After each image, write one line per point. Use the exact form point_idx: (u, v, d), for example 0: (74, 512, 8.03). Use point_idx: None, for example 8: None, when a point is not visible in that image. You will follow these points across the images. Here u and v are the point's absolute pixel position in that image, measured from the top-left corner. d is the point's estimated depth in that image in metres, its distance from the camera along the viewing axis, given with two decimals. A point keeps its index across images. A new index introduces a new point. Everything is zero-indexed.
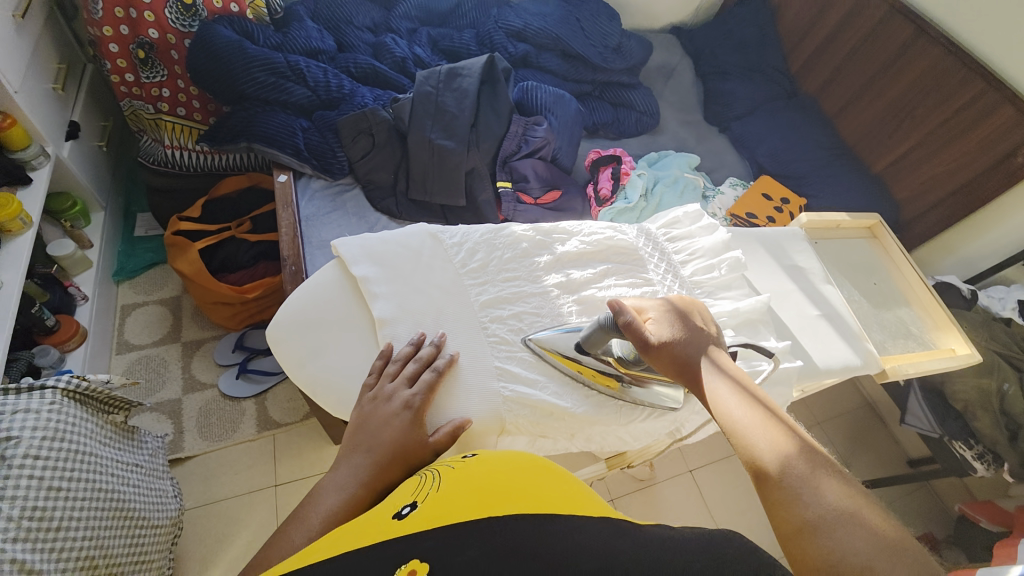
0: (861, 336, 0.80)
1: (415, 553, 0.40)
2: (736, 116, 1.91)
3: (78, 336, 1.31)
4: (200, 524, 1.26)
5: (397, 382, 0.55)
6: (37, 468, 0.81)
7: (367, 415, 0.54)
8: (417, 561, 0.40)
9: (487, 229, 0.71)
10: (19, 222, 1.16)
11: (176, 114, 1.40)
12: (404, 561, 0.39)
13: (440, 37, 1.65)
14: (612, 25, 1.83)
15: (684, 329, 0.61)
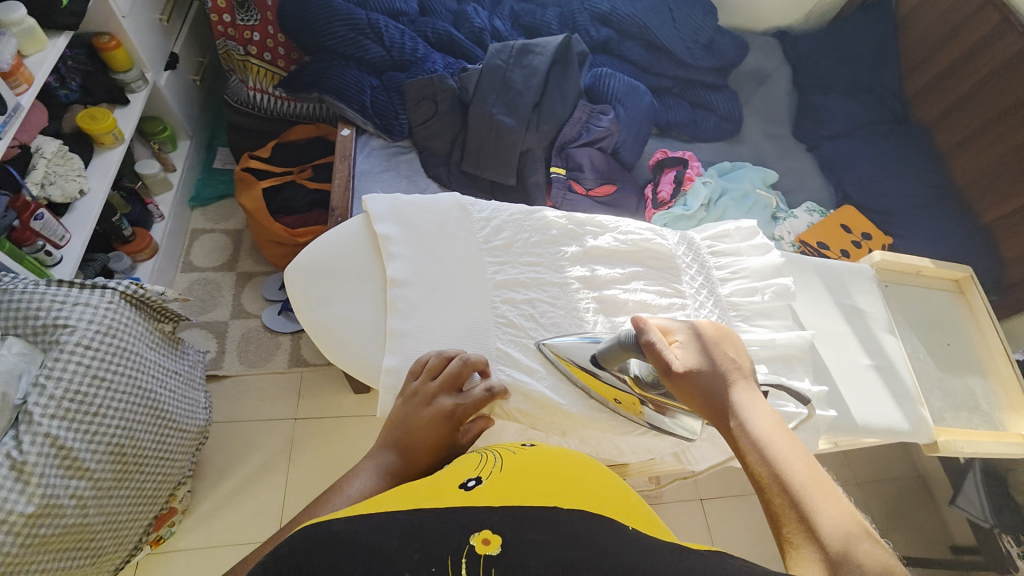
0: (917, 400, 0.71)
1: (487, 523, 0.42)
2: (829, 135, 1.74)
3: (149, 250, 1.42)
4: (224, 439, 1.36)
5: (438, 384, 0.53)
6: (86, 357, 0.88)
7: (408, 419, 0.52)
8: (490, 531, 0.42)
9: (519, 210, 0.68)
10: (112, 137, 1.29)
11: (262, 58, 1.45)
12: (476, 529, 0.42)
13: (523, 12, 1.62)
14: (706, 20, 1.71)
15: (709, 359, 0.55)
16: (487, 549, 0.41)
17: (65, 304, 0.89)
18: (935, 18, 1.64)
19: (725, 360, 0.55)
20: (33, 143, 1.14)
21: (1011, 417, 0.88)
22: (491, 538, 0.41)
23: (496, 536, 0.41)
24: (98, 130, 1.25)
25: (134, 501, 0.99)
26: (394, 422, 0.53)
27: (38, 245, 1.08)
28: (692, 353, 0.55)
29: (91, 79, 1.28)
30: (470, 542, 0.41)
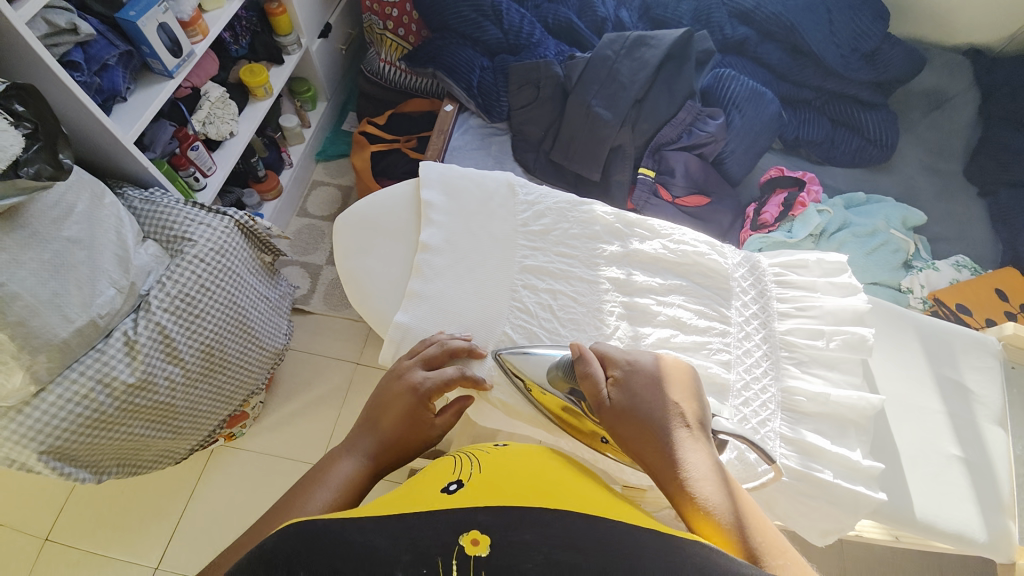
0: (1007, 511, 0.61)
1: (472, 523, 0.42)
2: (1011, 181, 1.39)
3: (274, 192, 1.65)
4: (300, 366, 1.55)
5: (415, 361, 0.54)
6: (199, 267, 1.07)
7: (389, 400, 0.53)
8: (477, 531, 0.41)
9: (567, 200, 0.66)
10: (263, 91, 1.53)
11: (396, 33, 1.58)
12: (462, 531, 0.41)
13: (654, 3, 1.52)
14: (874, 25, 1.45)
15: (650, 397, 0.50)
16: (476, 550, 0.40)
17: (194, 222, 1.10)
18: None
19: (661, 402, 0.50)
20: (203, 87, 1.39)
21: None
22: (480, 538, 0.41)
23: (483, 535, 0.41)
24: (253, 83, 1.49)
25: (213, 397, 1.17)
26: (375, 407, 0.54)
27: (190, 171, 1.33)
28: (634, 386, 0.51)
29: (257, 39, 1.53)
30: (459, 543, 0.40)
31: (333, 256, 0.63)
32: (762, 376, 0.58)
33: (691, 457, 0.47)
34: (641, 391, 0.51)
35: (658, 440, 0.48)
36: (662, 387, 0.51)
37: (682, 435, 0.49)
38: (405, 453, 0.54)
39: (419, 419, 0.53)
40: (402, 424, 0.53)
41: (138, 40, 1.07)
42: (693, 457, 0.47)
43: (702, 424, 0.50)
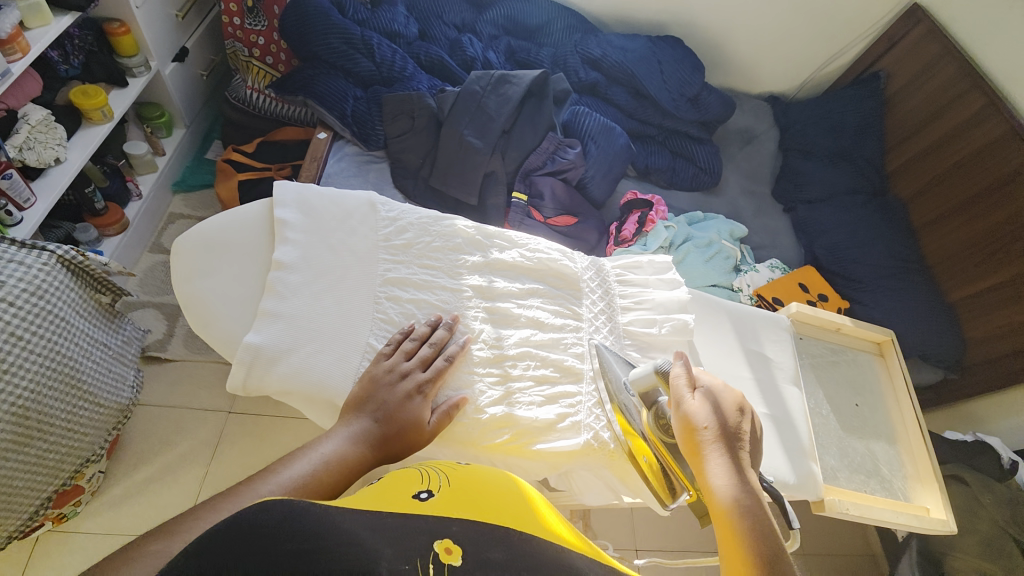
0: (808, 455, 0.74)
1: (446, 532, 0.45)
2: (806, 200, 1.73)
3: (119, 226, 1.46)
4: (156, 422, 1.35)
5: (413, 362, 0.57)
6: (8, 314, 0.90)
7: (383, 389, 0.56)
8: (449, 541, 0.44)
9: (429, 215, 0.69)
10: (101, 114, 1.36)
11: (263, 61, 1.53)
12: (437, 538, 0.44)
13: (518, 48, 1.67)
14: (694, 76, 1.75)
15: (721, 416, 0.55)
16: (450, 559, 0.42)
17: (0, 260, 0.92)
18: (921, 100, 1.63)
19: (726, 423, 0.55)
20: (22, 109, 1.22)
21: (915, 488, 0.84)
22: (453, 548, 0.43)
23: (457, 545, 0.44)
24: (87, 106, 1.32)
25: (32, 470, 0.97)
26: (362, 392, 0.55)
27: None
28: (709, 400, 0.56)
29: (92, 59, 1.37)
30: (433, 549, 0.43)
31: (173, 279, 0.59)
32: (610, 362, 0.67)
33: (731, 483, 0.52)
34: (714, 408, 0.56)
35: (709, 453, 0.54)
36: (729, 409, 0.56)
37: (732, 461, 0.53)
38: (391, 451, 0.55)
39: (412, 418, 0.55)
40: (394, 413, 0.55)
41: None
42: (734, 483, 0.52)
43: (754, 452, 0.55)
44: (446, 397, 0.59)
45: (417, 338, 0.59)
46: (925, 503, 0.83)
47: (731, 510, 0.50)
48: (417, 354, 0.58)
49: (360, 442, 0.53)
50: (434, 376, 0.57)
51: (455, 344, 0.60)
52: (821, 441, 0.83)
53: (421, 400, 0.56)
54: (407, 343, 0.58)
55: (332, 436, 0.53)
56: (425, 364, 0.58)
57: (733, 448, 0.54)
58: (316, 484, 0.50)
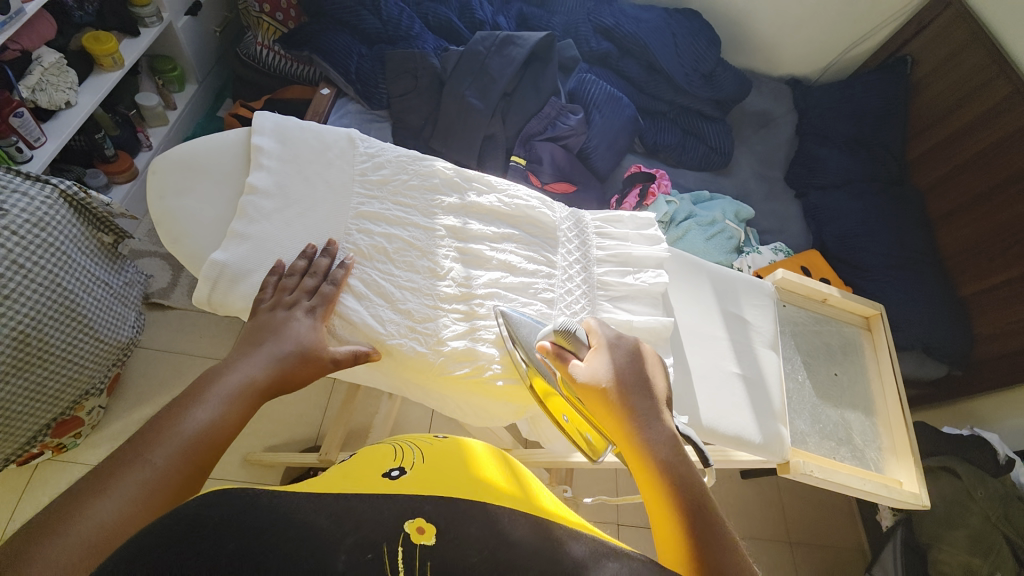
0: (778, 417, 0.73)
1: (416, 511, 0.38)
2: (819, 186, 1.68)
3: (128, 174, 1.50)
4: (156, 366, 1.39)
5: (297, 292, 0.57)
6: (12, 241, 0.93)
7: (263, 324, 0.55)
8: (424, 520, 0.38)
9: (409, 154, 0.69)
10: (111, 61, 1.38)
11: (274, 18, 1.54)
12: (406, 519, 0.37)
13: (529, 15, 1.64)
14: (710, 51, 1.70)
15: (625, 367, 0.56)
16: (422, 539, 0.36)
17: (5, 189, 0.94)
18: (948, 85, 1.56)
19: (633, 374, 0.56)
20: (36, 52, 1.24)
21: (889, 460, 0.82)
22: (427, 526, 0.37)
23: (431, 525, 0.37)
24: (97, 52, 1.34)
25: (31, 396, 1.02)
26: (250, 328, 0.55)
27: (9, 140, 1.16)
28: (602, 361, 0.56)
29: (106, 6, 1.39)
30: (403, 531, 0.36)
31: (146, 197, 0.61)
32: (580, 310, 0.67)
33: (648, 436, 0.51)
34: (611, 366, 0.56)
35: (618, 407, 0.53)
36: (631, 364, 0.56)
37: (645, 414, 0.53)
38: (300, 375, 0.55)
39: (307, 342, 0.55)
40: (278, 337, 0.54)
41: None
42: (651, 435, 0.51)
43: (665, 403, 0.55)
44: (355, 315, 0.59)
45: (296, 274, 0.58)
46: (898, 475, 0.81)
47: (656, 463, 0.50)
48: (300, 285, 0.57)
49: (256, 366, 0.52)
50: (323, 303, 0.58)
51: (342, 268, 0.59)
52: (793, 407, 0.82)
53: (310, 323, 0.56)
54: (286, 280, 0.57)
55: (230, 371, 0.52)
56: (312, 293, 0.58)
57: (641, 399, 0.54)
58: (207, 432, 0.47)
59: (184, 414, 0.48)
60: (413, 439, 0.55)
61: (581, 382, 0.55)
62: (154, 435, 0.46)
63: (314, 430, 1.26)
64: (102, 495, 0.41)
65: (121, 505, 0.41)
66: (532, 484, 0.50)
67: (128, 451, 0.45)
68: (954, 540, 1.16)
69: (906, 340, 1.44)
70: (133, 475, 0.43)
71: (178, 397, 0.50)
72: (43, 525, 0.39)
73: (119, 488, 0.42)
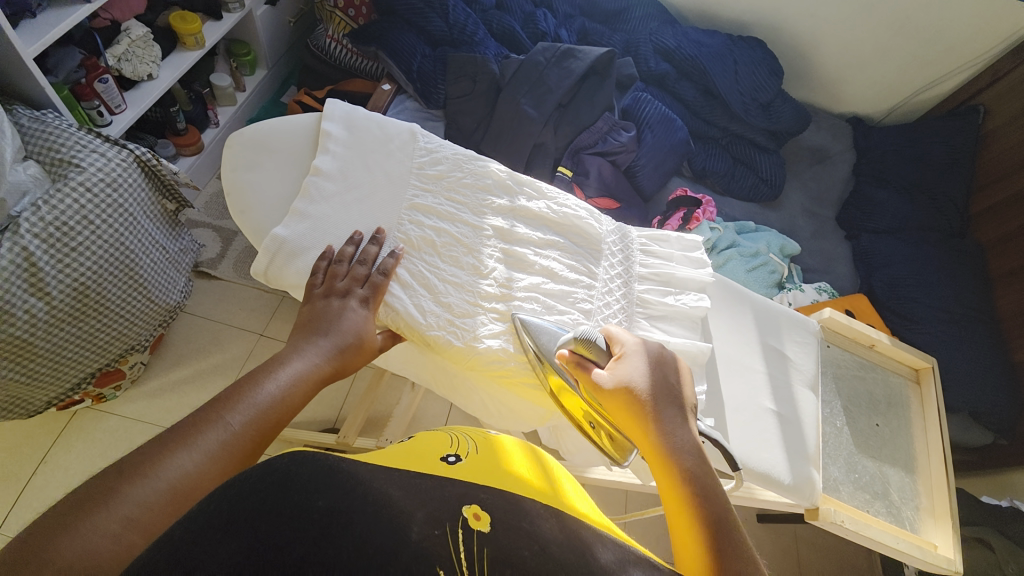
0: (811, 460, 0.70)
1: (473, 498, 0.39)
2: (871, 230, 1.61)
3: (194, 148, 1.57)
4: (196, 331, 1.45)
5: (348, 281, 0.59)
6: (86, 197, 1.00)
7: (320, 312, 0.58)
8: (477, 508, 0.38)
9: (466, 153, 0.71)
10: (193, 40, 1.47)
11: (346, 13, 1.61)
12: (464, 504, 0.38)
13: (591, 30, 1.66)
14: (771, 81, 1.67)
15: (653, 373, 0.55)
16: (478, 525, 0.37)
17: (86, 149, 1.03)
18: (1022, 139, 1.48)
19: (660, 382, 0.55)
20: (126, 24, 1.34)
21: (926, 522, 0.78)
22: (482, 514, 0.38)
23: (486, 513, 0.38)
24: (183, 30, 1.43)
25: (82, 344, 1.08)
26: (308, 316, 0.58)
27: (93, 103, 1.24)
28: (629, 366, 0.55)
29: None
30: (460, 515, 0.37)
31: (219, 169, 0.64)
32: (616, 324, 0.66)
33: (673, 442, 0.51)
34: (637, 372, 0.55)
35: (642, 412, 0.53)
36: (658, 370, 0.55)
37: (669, 421, 0.52)
38: (351, 365, 0.58)
39: (363, 334, 0.58)
40: (336, 328, 0.57)
41: None
42: (675, 441, 0.51)
43: (692, 412, 0.54)
44: (398, 302, 0.61)
45: (346, 261, 0.60)
46: (934, 538, 0.77)
47: (679, 468, 0.50)
48: (351, 273, 0.59)
49: (322, 355, 0.56)
50: (374, 292, 0.60)
51: (392, 254, 0.61)
52: (826, 452, 0.78)
53: (362, 312, 0.59)
54: (336, 267, 0.59)
55: (297, 356, 0.55)
56: (363, 282, 0.60)
57: (668, 408, 0.53)
58: (275, 409, 0.51)
59: (256, 387, 0.51)
60: (472, 432, 0.56)
61: (607, 388, 0.54)
62: (226, 402, 0.49)
63: (335, 412, 1.29)
64: (176, 452, 0.45)
65: (195, 462, 0.45)
66: (561, 483, 0.50)
67: (208, 411, 0.49)
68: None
69: (951, 401, 1.37)
70: (213, 435, 0.47)
71: (252, 372, 0.53)
72: (131, 468, 0.43)
73: (200, 445, 0.45)
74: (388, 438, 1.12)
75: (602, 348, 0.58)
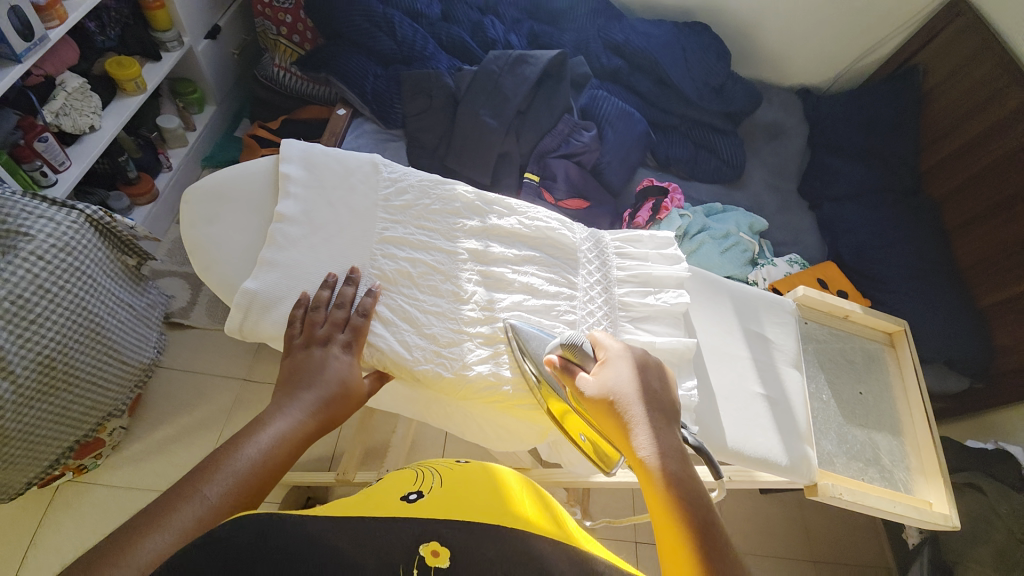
0: (804, 438, 0.72)
1: (430, 535, 0.42)
2: (832, 197, 1.67)
3: (150, 196, 1.54)
4: (176, 384, 1.41)
5: (327, 327, 0.58)
6: (38, 267, 0.95)
7: (302, 364, 0.57)
8: (437, 543, 0.42)
9: (430, 178, 0.70)
10: (134, 86, 1.42)
11: (291, 40, 1.59)
12: (422, 543, 0.41)
13: (540, 32, 1.67)
14: (719, 64, 1.71)
15: (633, 382, 0.55)
16: (436, 562, 0.40)
17: (32, 216, 0.97)
18: (960, 94, 1.55)
19: (642, 390, 0.55)
20: (59, 77, 1.28)
21: (918, 481, 0.81)
22: (439, 550, 0.41)
23: (445, 548, 0.41)
24: (122, 77, 1.39)
25: (56, 419, 1.04)
26: (290, 369, 0.57)
27: (35, 165, 1.19)
28: (611, 373, 0.56)
29: (128, 32, 1.45)
30: (418, 554, 0.41)
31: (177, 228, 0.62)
32: (600, 331, 0.66)
33: (656, 447, 0.52)
34: (617, 379, 0.56)
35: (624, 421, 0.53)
36: (638, 376, 0.56)
37: (652, 424, 0.53)
38: (337, 415, 0.57)
39: (348, 382, 0.57)
40: (319, 379, 0.56)
41: None
42: (659, 447, 0.52)
43: (673, 413, 0.55)
44: (380, 341, 0.60)
45: (323, 306, 0.59)
46: (927, 496, 0.80)
47: (663, 474, 0.50)
48: (330, 318, 0.59)
49: (305, 411, 0.55)
50: (355, 336, 0.59)
51: (369, 292, 0.61)
52: (819, 427, 0.81)
53: (346, 359, 0.58)
54: (313, 315, 0.58)
55: (280, 415, 0.54)
56: (342, 327, 0.59)
57: (649, 414, 0.54)
58: (256, 474, 0.49)
59: (236, 452, 0.50)
60: (437, 464, 0.61)
61: (590, 396, 0.55)
62: (204, 474, 0.48)
63: (330, 448, 1.27)
64: (152, 534, 0.43)
65: (170, 543, 0.43)
66: (559, 515, 0.53)
67: (184, 486, 0.47)
68: (979, 556, 1.14)
69: (926, 353, 1.43)
70: (190, 511, 0.45)
71: (231, 437, 0.52)
72: (102, 558, 0.41)
73: (175, 524, 0.44)
74: (389, 468, 1.11)
75: (589, 352, 0.59)
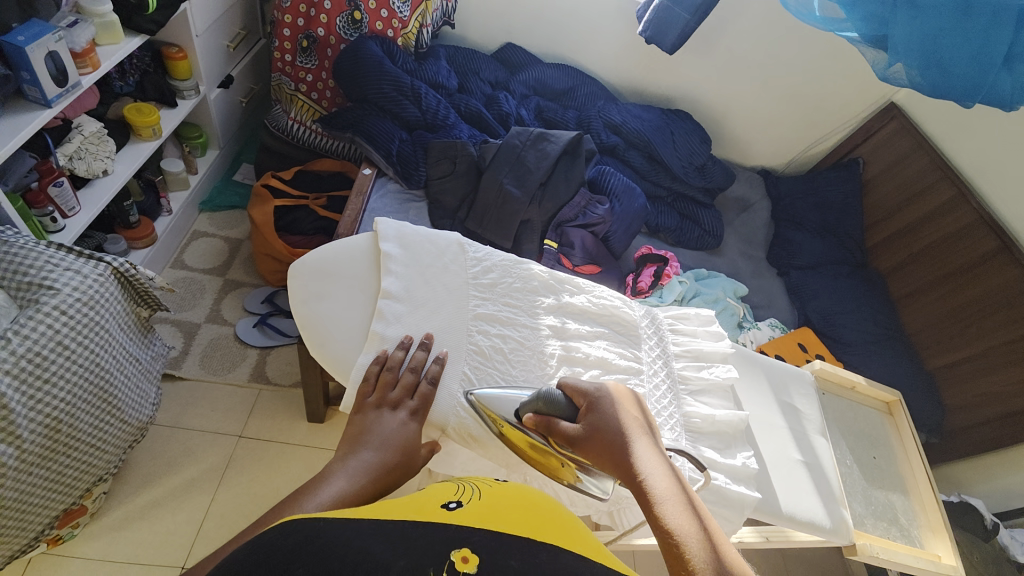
0: (840, 501, 0.82)
1: (462, 542, 0.46)
2: (798, 267, 1.88)
3: (148, 240, 1.48)
4: (165, 444, 1.31)
5: (399, 391, 0.63)
6: (60, 321, 0.91)
7: (368, 425, 0.60)
8: (469, 550, 0.46)
9: (510, 258, 0.79)
10: (150, 132, 1.41)
11: (309, 96, 1.63)
12: (453, 548, 0.45)
13: (546, 107, 1.83)
14: (701, 147, 1.93)
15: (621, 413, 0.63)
16: (465, 567, 0.44)
17: (58, 267, 0.95)
18: (896, 186, 1.83)
19: (631, 420, 0.63)
20: (76, 120, 1.26)
21: (928, 537, 0.93)
22: (469, 556, 0.45)
23: (474, 554, 0.45)
24: (138, 123, 1.38)
25: (49, 487, 0.95)
26: (357, 428, 0.60)
27: (47, 210, 1.14)
28: (602, 407, 0.63)
29: (147, 78, 1.45)
30: (449, 558, 0.45)
31: (289, 303, 0.70)
32: (667, 403, 0.74)
33: (645, 465, 0.58)
34: (607, 414, 0.62)
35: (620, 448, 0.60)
36: (625, 410, 0.64)
37: (645, 450, 0.60)
38: (390, 481, 0.57)
39: (408, 449, 0.60)
40: (382, 440, 0.59)
41: (20, 66, 1.01)
42: (647, 464, 0.58)
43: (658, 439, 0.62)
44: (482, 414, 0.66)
45: (396, 367, 0.64)
46: (937, 550, 0.91)
47: (654, 490, 0.55)
48: (401, 382, 0.63)
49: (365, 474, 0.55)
50: (422, 404, 0.63)
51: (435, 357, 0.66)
52: (846, 489, 0.92)
53: (411, 424, 0.61)
54: (387, 374, 0.63)
55: (342, 472, 0.55)
56: (412, 392, 0.63)
57: (636, 440, 0.61)
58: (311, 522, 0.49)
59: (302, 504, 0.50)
60: (478, 479, 0.61)
61: (579, 437, 0.61)
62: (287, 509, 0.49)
63: None
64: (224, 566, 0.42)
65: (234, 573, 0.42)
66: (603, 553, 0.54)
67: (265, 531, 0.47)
68: None
69: None
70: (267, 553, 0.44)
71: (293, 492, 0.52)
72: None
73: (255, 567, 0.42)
74: None
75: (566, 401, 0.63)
